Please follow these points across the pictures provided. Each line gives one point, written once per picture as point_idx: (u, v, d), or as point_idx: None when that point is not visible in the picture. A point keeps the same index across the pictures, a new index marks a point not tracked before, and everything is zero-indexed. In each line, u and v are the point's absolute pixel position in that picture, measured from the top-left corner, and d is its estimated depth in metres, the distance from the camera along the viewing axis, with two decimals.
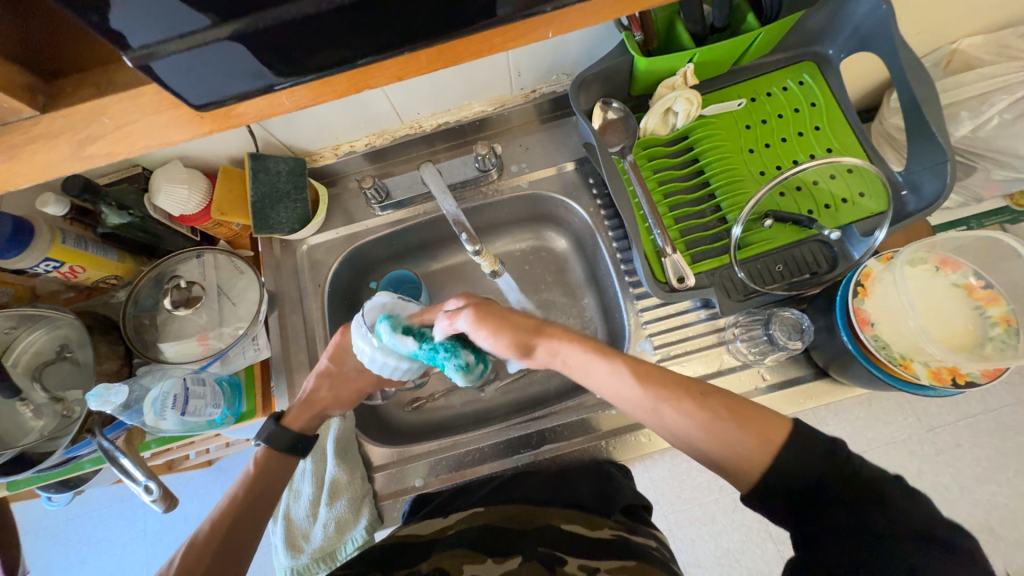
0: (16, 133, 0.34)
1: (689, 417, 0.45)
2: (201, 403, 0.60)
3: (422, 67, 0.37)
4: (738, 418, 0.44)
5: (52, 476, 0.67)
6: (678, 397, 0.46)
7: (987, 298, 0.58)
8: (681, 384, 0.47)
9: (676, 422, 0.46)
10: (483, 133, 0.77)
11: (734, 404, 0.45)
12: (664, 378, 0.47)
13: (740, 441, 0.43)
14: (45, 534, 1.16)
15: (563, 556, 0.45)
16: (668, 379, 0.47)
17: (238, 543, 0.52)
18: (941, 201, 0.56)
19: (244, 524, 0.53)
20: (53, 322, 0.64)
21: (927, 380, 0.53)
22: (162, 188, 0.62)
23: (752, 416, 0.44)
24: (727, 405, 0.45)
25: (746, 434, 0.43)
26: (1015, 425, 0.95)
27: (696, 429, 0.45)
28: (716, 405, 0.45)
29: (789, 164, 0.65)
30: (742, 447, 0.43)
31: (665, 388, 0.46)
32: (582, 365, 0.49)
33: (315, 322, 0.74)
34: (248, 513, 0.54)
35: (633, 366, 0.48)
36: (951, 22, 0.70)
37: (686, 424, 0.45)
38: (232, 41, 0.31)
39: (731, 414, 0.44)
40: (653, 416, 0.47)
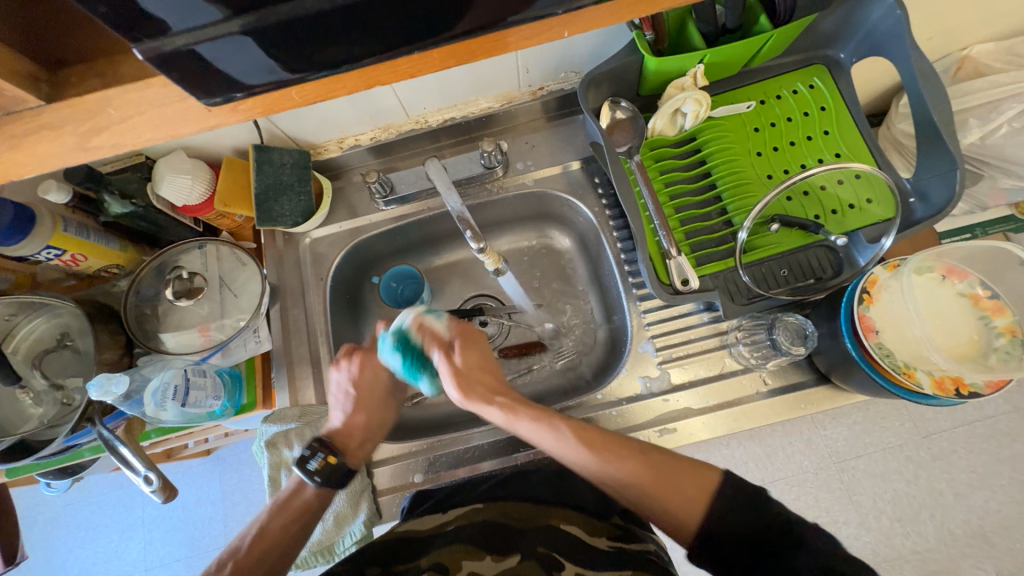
0: (19, 123, 0.33)
1: (632, 473, 0.50)
2: (202, 395, 0.60)
3: (434, 64, 0.36)
4: (674, 473, 0.49)
5: (51, 464, 0.67)
6: (621, 457, 0.50)
7: (993, 308, 0.57)
8: (617, 446, 0.51)
9: (618, 476, 0.50)
10: (490, 129, 0.77)
11: (664, 460, 0.50)
12: (605, 440, 0.52)
13: (690, 488, 0.48)
14: (42, 519, 1.16)
15: (563, 562, 0.46)
16: (610, 440, 0.51)
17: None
18: (949, 209, 0.55)
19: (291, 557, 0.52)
20: (54, 309, 0.63)
21: (931, 390, 0.53)
22: (166, 178, 0.62)
23: (681, 472, 0.49)
24: (660, 461, 0.50)
25: (695, 482, 0.48)
26: (1012, 432, 0.94)
27: (638, 485, 0.49)
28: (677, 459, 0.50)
29: (797, 168, 0.65)
30: (693, 493, 0.47)
31: (605, 449, 0.51)
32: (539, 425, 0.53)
33: (317, 316, 0.73)
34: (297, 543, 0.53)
35: (578, 431, 0.52)
36: (964, 28, 0.70)
37: (634, 477, 0.50)
38: (244, 34, 0.30)
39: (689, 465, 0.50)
40: (598, 474, 0.51)
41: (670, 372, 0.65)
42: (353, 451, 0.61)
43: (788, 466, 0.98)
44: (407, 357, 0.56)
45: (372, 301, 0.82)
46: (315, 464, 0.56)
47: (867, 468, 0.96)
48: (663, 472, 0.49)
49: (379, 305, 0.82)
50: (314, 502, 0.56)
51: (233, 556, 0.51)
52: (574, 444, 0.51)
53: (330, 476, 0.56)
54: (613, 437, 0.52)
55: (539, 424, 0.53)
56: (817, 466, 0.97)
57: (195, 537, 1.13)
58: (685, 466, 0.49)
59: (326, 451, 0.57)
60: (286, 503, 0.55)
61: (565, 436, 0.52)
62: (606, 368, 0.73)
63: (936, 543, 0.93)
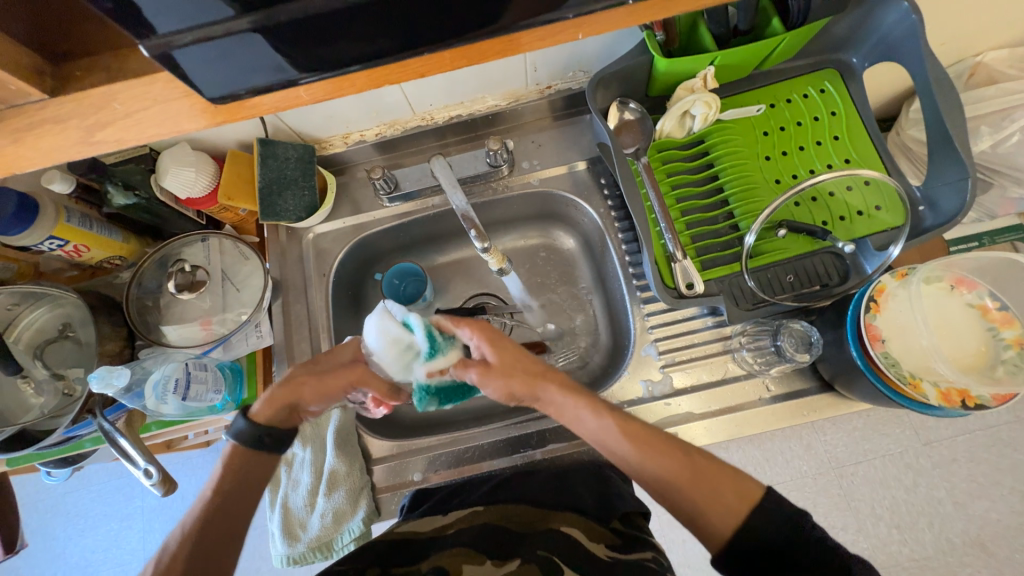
0: (24, 117, 0.33)
1: (671, 471, 0.48)
2: (202, 389, 0.60)
3: (445, 65, 0.36)
4: (716, 479, 0.47)
5: (52, 454, 0.67)
6: (664, 456, 0.48)
7: (1001, 320, 0.57)
8: (661, 444, 0.49)
9: (656, 474, 0.48)
10: (496, 127, 0.76)
11: (708, 463, 0.49)
12: (652, 435, 0.50)
13: (729, 495, 0.46)
14: (42, 506, 1.17)
15: (562, 563, 0.45)
16: (655, 437, 0.50)
17: (210, 548, 0.49)
18: (960, 218, 0.55)
19: (212, 530, 0.50)
20: (56, 300, 0.63)
21: (936, 401, 0.53)
22: (171, 170, 0.61)
23: (721, 478, 0.47)
24: (707, 467, 0.48)
25: (732, 488, 0.47)
26: (1013, 442, 0.94)
27: (675, 485, 0.48)
28: (708, 465, 0.48)
29: (806, 173, 0.64)
30: (732, 499, 0.46)
31: (648, 443, 0.49)
32: (575, 415, 0.51)
33: (319, 312, 0.73)
34: (222, 507, 0.50)
35: (623, 422, 0.50)
36: (979, 34, 0.69)
37: (671, 476, 0.48)
38: (253, 32, 0.30)
39: (724, 471, 0.48)
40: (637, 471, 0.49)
41: (672, 375, 0.65)
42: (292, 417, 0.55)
43: (787, 471, 0.98)
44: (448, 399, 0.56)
45: (375, 297, 0.82)
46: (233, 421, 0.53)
47: (866, 474, 0.96)
48: (706, 475, 0.48)
49: (381, 301, 0.82)
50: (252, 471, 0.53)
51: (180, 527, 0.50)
52: (615, 435, 0.49)
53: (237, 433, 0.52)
54: (651, 434, 0.50)
55: (587, 409, 0.51)
56: (816, 471, 0.97)
57: None
58: (725, 472, 0.48)
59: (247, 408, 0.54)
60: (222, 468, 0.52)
61: (609, 424, 0.50)
62: (608, 371, 0.72)
63: (933, 552, 0.93)
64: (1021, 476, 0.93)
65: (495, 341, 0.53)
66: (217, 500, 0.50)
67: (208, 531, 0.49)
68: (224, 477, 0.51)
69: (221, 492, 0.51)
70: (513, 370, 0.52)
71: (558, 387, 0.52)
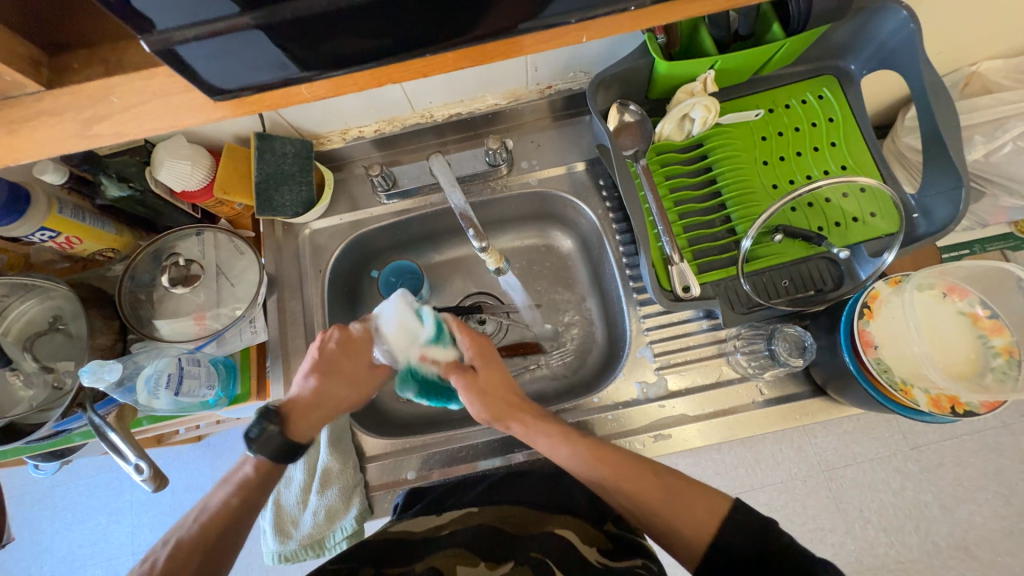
0: (18, 108, 0.32)
1: (643, 492, 0.51)
2: (194, 384, 0.59)
3: (448, 66, 0.36)
4: (688, 494, 0.50)
5: (41, 447, 0.66)
6: (636, 477, 0.51)
7: (992, 328, 0.58)
8: (632, 461, 0.53)
9: (628, 493, 0.52)
10: (495, 126, 0.76)
11: (679, 481, 0.52)
12: (626, 460, 0.53)
13: (700, 510, 0.49)
14: (29, 499, 1.16)
15: (554, 567, 0.46)
16: (625, 458, 0.53)
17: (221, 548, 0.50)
18: (953, 226, 0.55)
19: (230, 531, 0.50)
20: (46, 292, 0.62)
21: (926, 407, 0.53)
22: (166, 163, 0.60)
23: (693, 493, 0.50)
24: (677, 483, 0.51)
25: (704, 504, 0.49)
26: (998, 447, 0.95)
27: (647, 502, 0.51)
28: (683, 485, 0.51)
29: (803, 178, 0.65)
30: (703, 513, 0.49)
31: (619, 466, 0.52)
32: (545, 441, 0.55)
33: (314, 308, 0.73)
34: (247, 512, 0.51)
35: (595, 448, 0.53)
36: (975, 44, 0.69)
37: (643, 493, 0.51)
38: (256, 28, 0.29)
39: (696, 491, 0.51)
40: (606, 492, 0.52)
41: (667, 378, 0.65)
42: (305, 423, 0.54)
43: (777, 473, 0.99)
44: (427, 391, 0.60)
45: (370, 295, 0.81)
46: (256, 432, 0.52)
47: (855, 477, 0.97)
48: (676, 492, 0.51)
49: (377, 299, 0.82)
50: (273, 476, 0.53)
51: (197, 519, 0.50)
52: (588, 461, 0.52)
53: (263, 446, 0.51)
54: (625, 456, 0.53)
55: (560, 439, 0.54)
56: (806, 473, 0.98)
57: None
58: (696, 489, 0.51)
59: (270, 417, 0.52)
60: (240, 473, 0.52)
61: (580, 450, 0.53)
62: (602, 372, 0.73)
63: (919, 554, 0.94)
64: (1006, 480, 0.94)
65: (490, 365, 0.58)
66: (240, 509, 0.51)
67: (229, 536, 0.50)
68: (252, 489, 0.52)
69: (244, 500, 0.52)
70: (497, 388, 0.57)
71: (533, 417, 0.55)
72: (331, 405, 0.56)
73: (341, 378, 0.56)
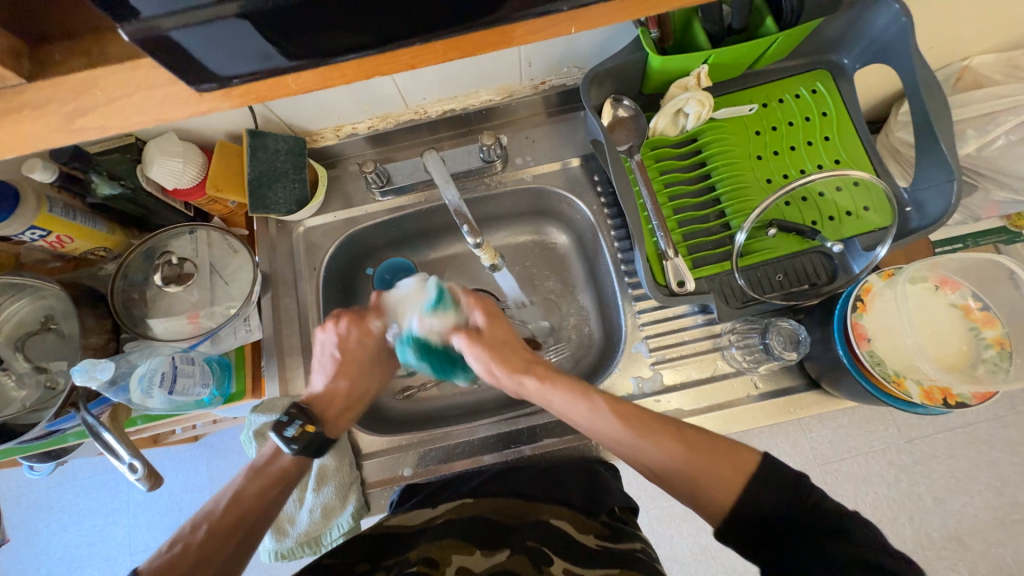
0: (2, 100, 0.32)
1: (671, 452, 0.48)
2: (189, 382, 0.59)
3: (437, 57, 0.35)
4: (714, 453, 0.48)
5: (35, 448, 0.66)
6: (659, 437, 0.49)
7: (983, 320, 0.58)
8: (658, 423, 0.50)
9: (657, 458, 0.49)
10: (489, 123, 0.76)
11: (701, 438, 0.49)
12: (646, 415, 0.51)
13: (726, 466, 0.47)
14: (23, 502, 1.15)
15: (550, 553, 0.47)
16: (649, 419, 0.51)
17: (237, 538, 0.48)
18: (945, 219, 0.56)
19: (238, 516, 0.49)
20: (38, 291, 0.62)
21: (919, 399, 0.54)
22: (157, 161, 0.60)
23: (720, 449, 0.48)
24: (697, 439, 0.49)
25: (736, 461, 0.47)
26: (991, 439, 0.96)
27: (678, 467, 0.48)
28: (703, 439, 0.49)
29: (796, 173, 0.65)
30: (729, 470, 0.46)
31: (640, 423, 0.50)
32: (568, 402, 0.53)
33: (309, 305, 0.73)
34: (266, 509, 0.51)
35: (613, 405, 0.51)
36: (966, 38, 0.70)
37: (667, 454, 0.48)
38: (241, 17, 0.29)
39: (725, 445, 0.48)
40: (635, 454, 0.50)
41: (662, 373, 0.65)
42: (332, 421, 0.59)
43: None
44: (435, 365, 0.60)
45: (365, 292, 0.81)
46: (293, 431, 0.54)
47: (850, 471, 0.98)
48: (707, 451, 0.48)
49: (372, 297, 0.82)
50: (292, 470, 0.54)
51: (208, 518, 0.49)
52: (610, 419, 0.50)
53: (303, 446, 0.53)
54: (640, 413, 0.51)
55: (573, 396, 0.52)
56: (802, 467, 0.98)
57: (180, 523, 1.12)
58: (725, 446, 0.48)
59: (304, 418, 0.55)
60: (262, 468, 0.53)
61: (600, 406, 0.51)
62: (598, 368, 0.73)
63: (913, 546, 0.95)
64: (999, 472, 0.95)
65: (498, 331, 0.58)
66: (258, 500, 0.51)
67: (247, 523, 0.50)
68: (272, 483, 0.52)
69: (258, 490, 0.51)
70: (501, 342, 0.58)
71: (548, 374, 0.55)
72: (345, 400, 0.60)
73: (355, 374, 0.61)
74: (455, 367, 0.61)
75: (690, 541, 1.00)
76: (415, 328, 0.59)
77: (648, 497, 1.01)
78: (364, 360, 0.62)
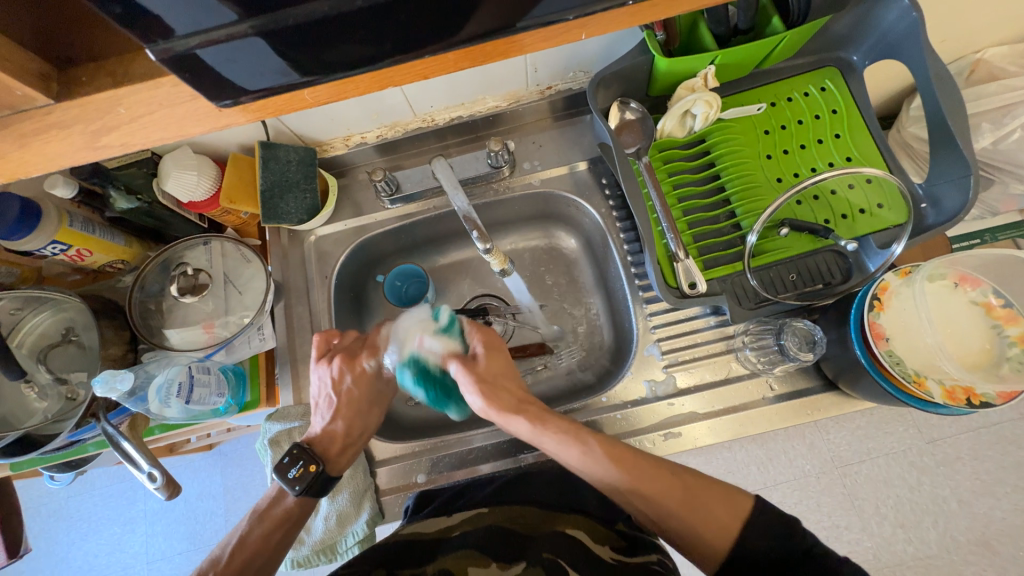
0: (28, 122, 0.33)
1: (660, 493, 0.48)
2: (205, 392, 0.60)
3: (449, 66, 0.36)
4: (705, 495, 0.48)
5: (56, 458, 0.67)
6: (648, 477, 0.48)
7: (1006, 317, 0.57)
8: (654, 464, 0.49)
9: (644, 494, 0.48)
10: (496, 129, 0.76)
11: (690, 477, 0.49)
12: (638, 459, 0.49)
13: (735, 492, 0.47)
14: (45, 510, 1.17)
15: (567, 566, 0.46)
16: (642, 460, 0.49)
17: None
18: (962, 216, 0.54)
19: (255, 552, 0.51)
20: (59, 304, 0.63)
21: (941, 399, 0.52)
22: (172, 174, 0.61)
23: (712, 494, 0.48)
24: (694, 483, 0.49)
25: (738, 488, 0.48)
26: (1016, 440, 0.94)
27: (665, 506, 0.48)
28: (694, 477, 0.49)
29: (808, 171, 0.64)
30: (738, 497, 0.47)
31: (637, 467, 0.49)
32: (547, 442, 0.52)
33: (321, 314, 0.73)
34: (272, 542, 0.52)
35: (608, 448, 0.50)
36: (979, 30, 0.68)
37: (660, 495, 0.48)
38: (255, 36, 0.30)
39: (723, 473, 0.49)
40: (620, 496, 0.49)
41: (675, 375, 0.65)
42: (337, 458, 0.58)
43: (790, 470, 0.98)
44: (431, 392, 0.55)
45: (376, 300, 0.82)
46: (296, 473, 0.55)
47: (870, 473, 0.96)
48: (695, 493, 0.48)
49: (382, 304, 0.82)
50: (294, 512, 0.55)
51: (214, 566, 0.50)
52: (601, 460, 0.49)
53: (307, 485, 0.55)
54: (631, 457, 0.49)
55: (566, 440, 0.51)
56: (819, 470, 0.97)
57: (196, 531, 1.13)
58: (718, 490, 0.48)
59: (307, 459, 0.56)
60: (267, 511, 0.54)
61: (593, 450, 0.49)
62: (610, 372, 0.72)
63: (937, 550, 0.92)
64: None
65: (494, 353, 0.57)
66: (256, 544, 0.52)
67: (259, 560, 0.51)
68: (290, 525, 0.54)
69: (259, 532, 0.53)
70: (498, 376, 0.55)
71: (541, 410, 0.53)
72: (345, 438, 0.59)
73: (352, 414, 0.60)
74: (449, 398, 0.57)
75: None
76: (418, 350, 0.56)
77: None
78: (363, 400, 0.61)
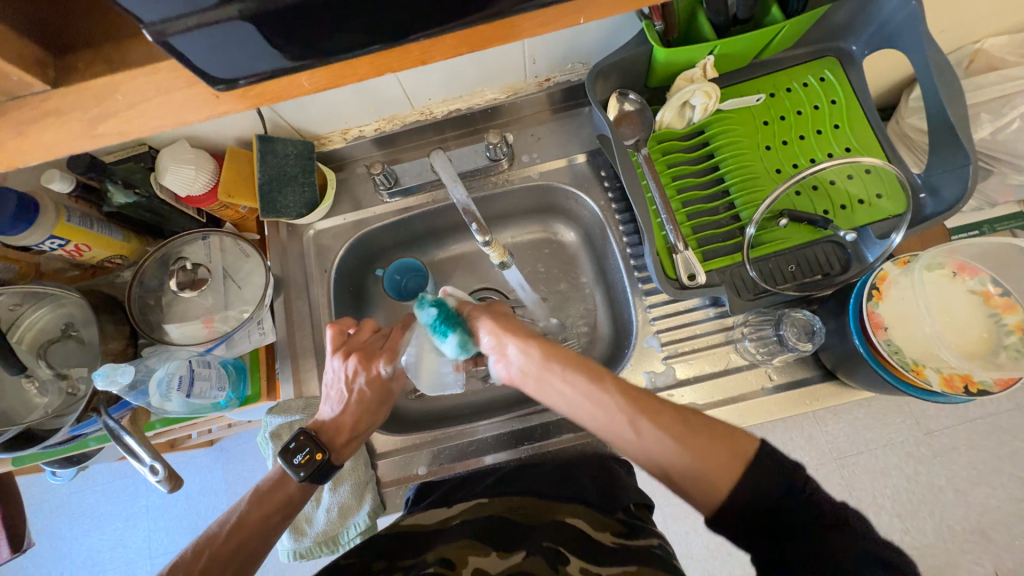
0: (26, 109, 0.32)
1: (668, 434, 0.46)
2: (206, 386, 0.60)
3: (447, 50, 0.36)
4: (710, 439, 0.45)
5: (57, 453, 0.67)
6: (657, 423, 0.47)
7: (1004, 306, 0.57)
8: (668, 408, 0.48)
9: (653, 445, 0.46)
10: (494, 121, 0.76)
11: (701, 422, 0.47)
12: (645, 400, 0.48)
13: None
14: (47, 506, 1.18)
15: (568, 555, 0.46)
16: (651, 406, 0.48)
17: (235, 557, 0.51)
18: (961, 205, 0.54)
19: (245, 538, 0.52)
20: (58, 299, 0.63)
21: (939, 387, 0.53)
22: (170, 169, 0.61)
23: (714, 435, 0.46)
24: (698, 424, 0.47)
25: None
26: (1014, 430, 0.94)
27: (674, 445, 0.46)
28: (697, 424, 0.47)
29: (807, 162, 0.64)
30: None
31: (644, 404, 0.48)
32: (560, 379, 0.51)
33: (321, 308, 0.73)
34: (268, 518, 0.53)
35: (618, 384, 0.49)
36: (979, 20, 0.68)
37: (667, 434, 0.46)
38: (243, 20, 0.29)
39: None
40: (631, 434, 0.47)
41: (675, 367, 0.65)
42: (341, 449, 0.58)
43: None
44: (442, 310, 0.57)
45: (375, 294, 0.82)
46: (301, 459, 0.54)
47: (867, 464, 0.96)
48: (701, 433, 0.46)
49: (382, 298, 0.82)
50: (295, 496, 0.55)
51: (210, 543, 0.50)
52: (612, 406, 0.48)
53: (310, 477, 0.54)
54: (637, 399, 0.48)
55: (579, 375, 0.49)
56: (818, 461, 0.97)
57: (198, 526, 1.14)
58: (719, 432, 0.46)
59: (314, 446, 0.55)
60: (267, 494, 0.54)
61: (606, 389, 0.48)
62: (610, 364, 0.73)
63: (934, 539, 0.93)
64: (1021, 463, 0.93)
65: (509, 317, 0.59)
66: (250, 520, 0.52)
67: (254, 539, 0.51)
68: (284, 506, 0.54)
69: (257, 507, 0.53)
70: (511, 327, 0.56)
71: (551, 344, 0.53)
72: (350, 430, 0.59)
73: (361, 411, 0.59)
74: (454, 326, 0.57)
75: (705, 537, 0.99)
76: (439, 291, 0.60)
77: (662, 494, 1.00)
78: (375, 400, 0.60)
